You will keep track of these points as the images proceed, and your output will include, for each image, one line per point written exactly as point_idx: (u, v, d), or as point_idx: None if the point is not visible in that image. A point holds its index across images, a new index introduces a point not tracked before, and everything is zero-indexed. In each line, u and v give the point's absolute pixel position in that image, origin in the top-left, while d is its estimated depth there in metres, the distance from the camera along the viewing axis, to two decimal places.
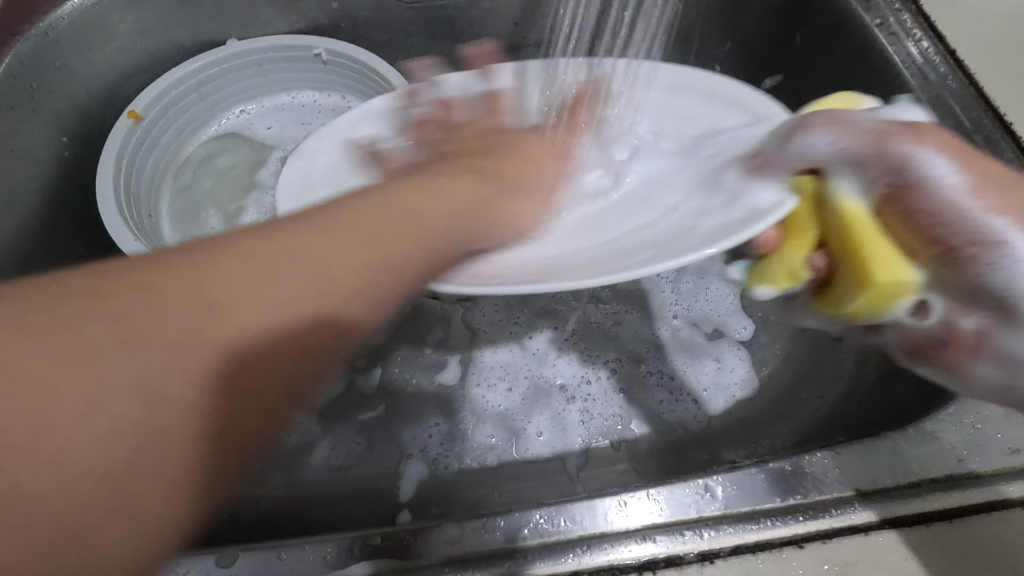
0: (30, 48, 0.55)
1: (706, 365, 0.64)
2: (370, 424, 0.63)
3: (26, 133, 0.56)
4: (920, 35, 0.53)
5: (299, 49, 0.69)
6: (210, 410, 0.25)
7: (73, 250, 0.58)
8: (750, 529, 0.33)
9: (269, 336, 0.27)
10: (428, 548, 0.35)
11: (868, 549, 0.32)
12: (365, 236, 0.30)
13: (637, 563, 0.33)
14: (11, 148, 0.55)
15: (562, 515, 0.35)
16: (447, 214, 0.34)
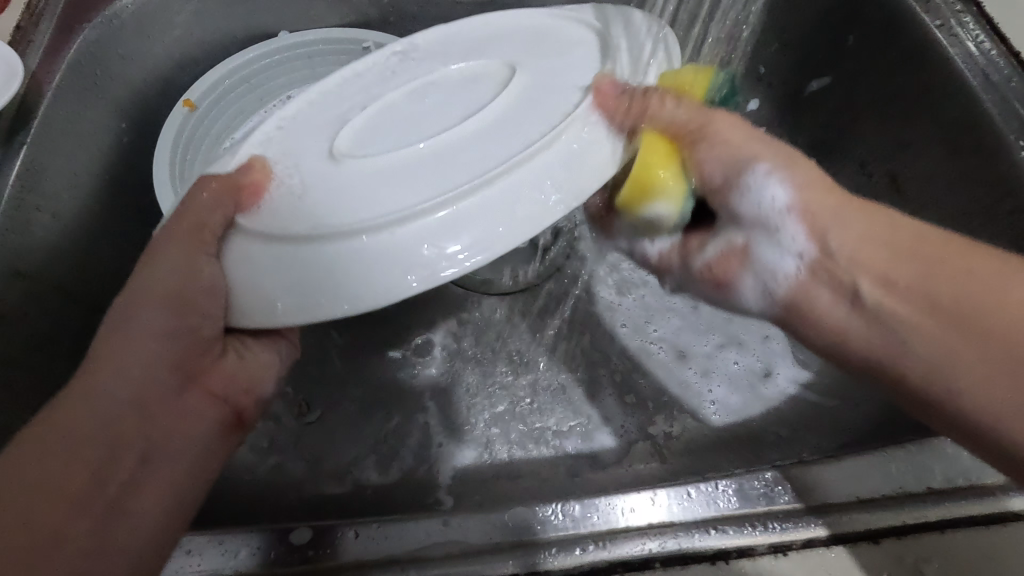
0: (96, 35, 0.56)
1: (753, 366, 0.64)
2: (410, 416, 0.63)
3: (90, 118, 0.57)
4: (982, 36, 0.53)
5: (348, 42, 0.70)
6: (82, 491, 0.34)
7: (129, 233, 0.59)
8: (823, 523, 0.33)
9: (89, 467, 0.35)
10: (493, 530, 0.35)
11: (943, 546, 0.32)
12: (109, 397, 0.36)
13: (712, 552, 0.32)
14: (75, 133, 0.55)
15: (630, 504, 0.35)
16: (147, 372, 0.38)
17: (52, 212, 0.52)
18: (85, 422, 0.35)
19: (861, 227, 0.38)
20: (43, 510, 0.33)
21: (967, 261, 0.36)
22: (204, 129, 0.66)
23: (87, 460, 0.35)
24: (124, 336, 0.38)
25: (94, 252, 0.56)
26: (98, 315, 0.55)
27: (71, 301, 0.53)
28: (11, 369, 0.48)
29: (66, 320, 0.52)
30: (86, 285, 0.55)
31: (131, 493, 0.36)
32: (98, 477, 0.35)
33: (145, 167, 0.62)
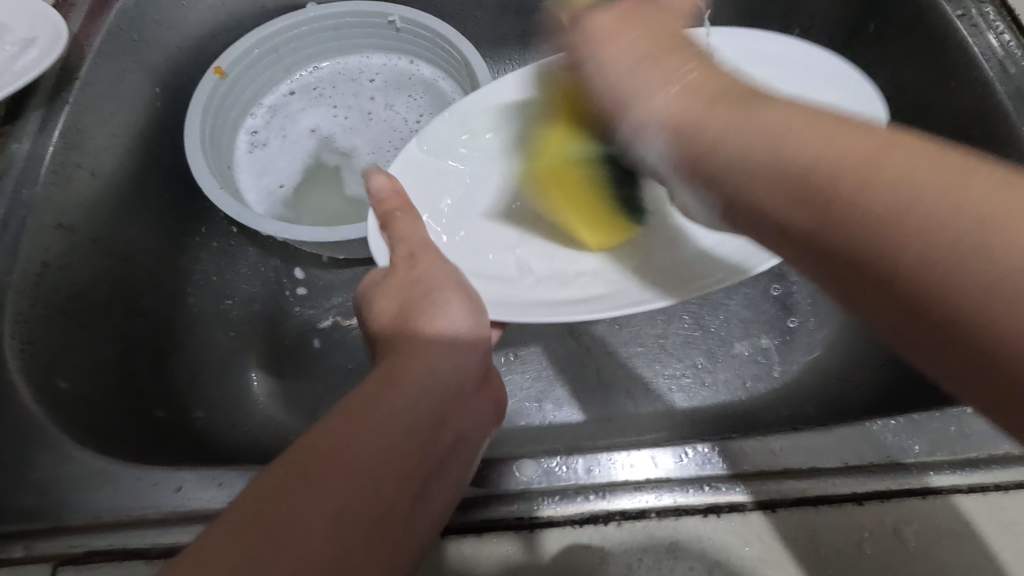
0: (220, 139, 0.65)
1: (757, 348, 0.65)
2: None
3: (27, 54, 0.49)
4: (1002, 27, 0.51)
5: (375, 15, 0.70)
6: (340, 518, 0.28)
7: (159, 194, 0.62)
8: (811, 485, 0.35)
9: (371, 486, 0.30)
10: (501, 476, 0.37)
11: (923, 511, 0.34)
12: (354, 450, 0.31)
13: (703, 507, 0.35)
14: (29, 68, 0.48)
15: (602, 459, 0.37)
16: (390, 389, 0.34)
17: (92, 169, 0.54)
18: (375, 449, 0.31)
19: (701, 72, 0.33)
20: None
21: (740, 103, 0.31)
22: (233, 97, 0.67)
23: (410, 441, 0.33)
24: (409, 382, 0.35)
25: (129, 212, 0.58)
26: (130, 271, 0.57)
27: (107, 256, 0.55)
28: (66, 319, 0.49)
29: (102, 274, 0.54)
30: (121, 241, 0.57)
31: (427, 498, 0.33)
32: (412, 482, 0.32)
33: (175, 131, 0.64)
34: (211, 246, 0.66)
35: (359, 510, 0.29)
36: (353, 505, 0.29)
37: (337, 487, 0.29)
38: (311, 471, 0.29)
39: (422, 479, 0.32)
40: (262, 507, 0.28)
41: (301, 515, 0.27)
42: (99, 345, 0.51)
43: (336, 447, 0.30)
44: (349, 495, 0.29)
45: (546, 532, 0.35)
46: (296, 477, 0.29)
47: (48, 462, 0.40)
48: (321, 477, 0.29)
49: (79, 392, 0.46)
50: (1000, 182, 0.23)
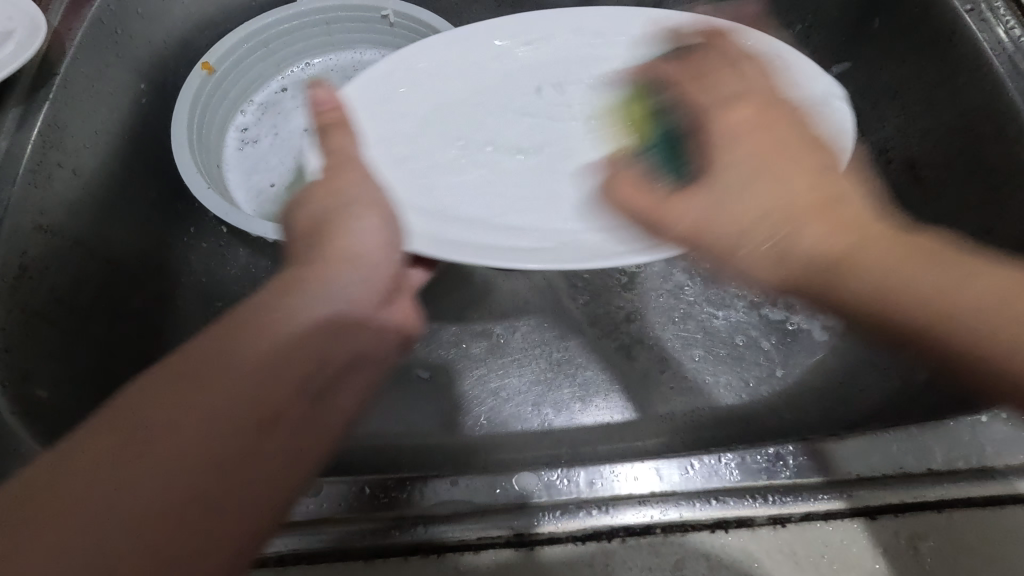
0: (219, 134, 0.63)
1: (760, 350, 0.64)
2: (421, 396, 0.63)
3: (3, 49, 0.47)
4: (1012, 21, 0.49)
5: (367, 9, 0.68)
6: (172, 482, 0.27)
7: (145, 194, 0.60)
8: (821, 499, 0.34)
9: (195, 444, 0.28)
10: (500, 489, 0.36)
11: (937, 525, 0.33)
12: (199, 402, 0.28)
13: (709, 522, 0.34)
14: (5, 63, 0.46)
15: (604, 471, 0.36)
16: (260, 332, 0.32)
17: (74, 169, 0.52)
18: (230, 390, 0.29)
19: (753, 113, 0.36)
20: (230, 519, 0.28)
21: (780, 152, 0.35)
22: (221, 93, 0.65)
23: (289, 387, 0.31)
24: (281, 315, 0.33)
25: (113, 213, 0.56)
26: (114, 274, 0.55)
27: (89, 258, 0.53)
28: (45, 325, 0.47)
29: (83, 278, 0.52)
30: (105, 243, 0.55)
31: (323, 403, 0.33)
32: (303, 397, 0.32)
33: (161, 129, 0.62)
34: (199, 247, 0.64)
35: (194, 471, 0.27)
36: (196, 468, 0.27)
37: (166, 445, 0.27)
38: (126, 432, 0.27)
39: (315, 391, 0.33)
40: (91, 463, 0.26)
41: (132, 476, 0.26)
42: (80, 352, 0.49)
43: (169, 405, 0.28)
44: (183, 454, 0.27)
45: (546, 550, 0.34)
46: (125, 441, 0.27)
47: None
48: (153, 444, 0.27)
49: (59, 402, 0.45)
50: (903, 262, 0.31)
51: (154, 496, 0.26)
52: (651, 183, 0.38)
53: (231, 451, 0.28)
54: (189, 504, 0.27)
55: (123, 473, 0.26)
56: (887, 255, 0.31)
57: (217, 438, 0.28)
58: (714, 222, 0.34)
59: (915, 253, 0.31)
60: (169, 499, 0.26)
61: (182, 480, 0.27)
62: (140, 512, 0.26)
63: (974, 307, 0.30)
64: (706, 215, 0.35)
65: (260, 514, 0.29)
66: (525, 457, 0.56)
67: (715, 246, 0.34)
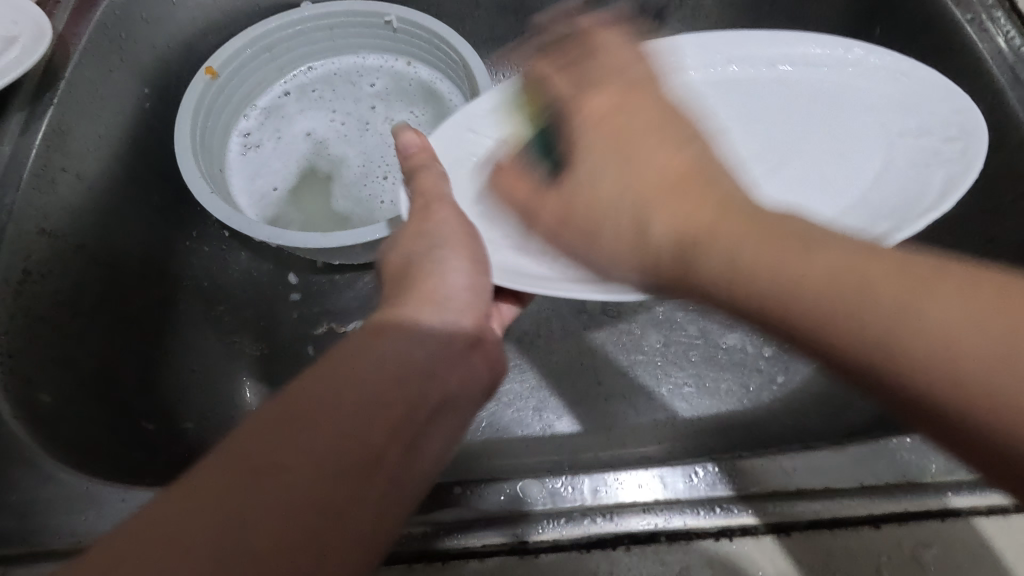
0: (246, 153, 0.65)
1: (763, 356, 0.64)
2: None
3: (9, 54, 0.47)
4: (1012, 31, 0.50)
5: (370, 15, 0.68)
6: (291, 504, 0.26)
7: (148, 198, 0.60)
8: (826, 507, 0.34)
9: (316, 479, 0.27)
10: (505, 496, 0.36)
11: (940, 533, 0.33)
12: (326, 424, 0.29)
13: (714, 530, 0.34)
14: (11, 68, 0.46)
15: (609, 478, 0.36)
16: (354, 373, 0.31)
17: (77, 173, 0.52)
18: (334, 442, 0.28)
19: (616, 98, 0.36)
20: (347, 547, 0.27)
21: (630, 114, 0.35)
22: (225, 97, 0.65)
23: (381, 428, 0.30)
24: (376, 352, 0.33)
25: (116, 217, 0.56)
26: (117, 277, 0.55)
27: (92, 263, 0.53)
28: (48, 329, 0.47)
29: (86, 281, 0.52)
30: (108, 247, 0.55)
31: (418, 450, 0.32)
32: (399, 439, 0.31)
33: (165, 133, 0.62)
34: (201, 251, 0.64)
35: (320, 496, 0.27)
36: (317, 505, 0.27)
37: (279, 477, 0.27)
38: (247, 472, 0.27)
39: (412, 435, 0.31)
40: (200, 502, 0.25)
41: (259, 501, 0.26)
42: (83, 356, 0.49)
43: (265, 442, 0.28)
44: (297, 477, 0.27)
45: (551, 558, 0.34)
46: (261, 467, 0.27)
47: (27, 484, 0.38)
48: (275, 473, 0.27)
49: (63, 406, 0.45)
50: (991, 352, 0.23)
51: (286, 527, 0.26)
52: (527, 175, 0.41)
53: (353, 482, 0.28)
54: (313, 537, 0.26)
55: (264, 506, 0.26)
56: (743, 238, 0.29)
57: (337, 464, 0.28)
58: (591, 199, 0.35)
59: (958, 289, 0.24)
60: (296, 537, 0.26)
61: (300, 502, 0.26)
62: (274, 539, 0.25)
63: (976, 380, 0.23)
64: (599, 196, 0.35)
65: (376, 550, 0.28)
66: (528, 462, 0.57)
67: (584, 232, 0.36)
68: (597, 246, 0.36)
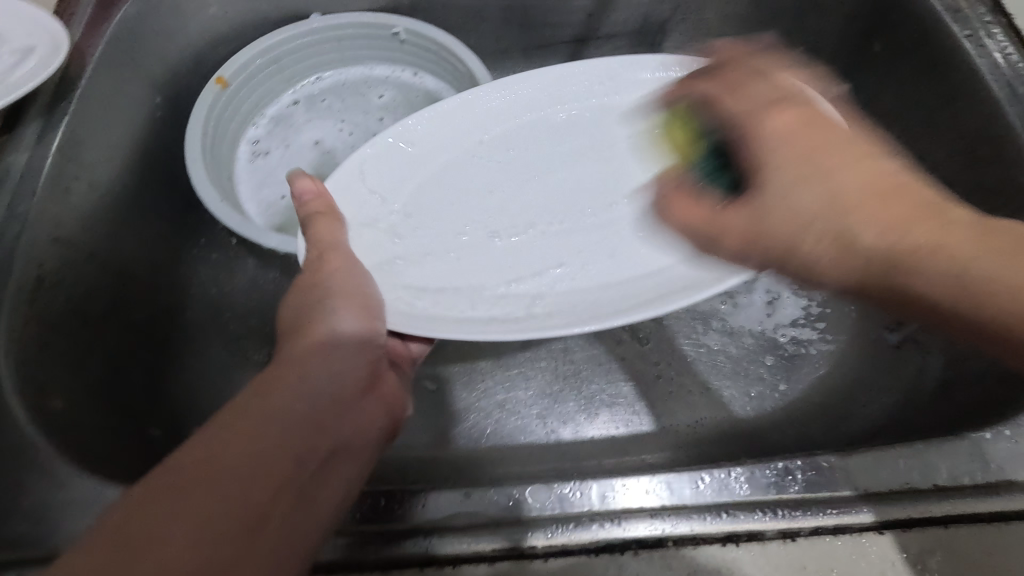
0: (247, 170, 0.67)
1: (766, 364, 0.64)
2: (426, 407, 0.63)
3: (25, 64, 0.48)
4: (1009, 47, 0.51)
5: (378, 27, 0.69)
6: (219, 507, 0.30)
7: (157, 206, 0.60)
8: (830, 513, 0.35)
9: (237, 506, 0.30)
10: (513, 501, 0.36)
11: (944, 540, 0.34)
12: (246, 426, 0.34)
13: (718, 535, 0.34)
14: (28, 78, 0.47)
15: (615, 484, 0.36)
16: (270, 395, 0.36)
17: (90, 181, 0.53)
18: (249, 469, 0.32)
19: (797, 116, 0.35)
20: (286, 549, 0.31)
21: (835, 154, 0.33)
22: (234, 106, 0.66)
23: (266, 484, 0.32)
24: (311, 371, 0.38)
25: (126, 225, 0.57)
26: (127, 284, 0.56)
27: (103, 269, 0.53)
28: (60, 335, 0.47)
29: (97, 288, 0.52)
30: (118, 254, 0.55)
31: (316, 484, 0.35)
32: (287, 492, 0.33)
33: (175, 141, 0.63)
34: (209, 258, 0.65)
35: (241, 509, 0.31)
36: (231, 507, 0.30)
37: (226, 471, 0.31)
38: (201, 474, 0.31)
39: (297, 486, 0.34)
40: (164, 499, 0.30)
41: (199, 491, 0.30)
42: (93, 362, 0.49)
43: (232, 450, 0.32)
44: (247, 482, 0.32)
45: (558, 563, 0.34)
46: (201, 467, 0.31)
47: (41, 487, 0.38)
48: (221, 473, 0.31)
49: (73, 411, 0.45)
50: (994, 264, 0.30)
51: (203, 518, 0.29)
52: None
53: (245, 509, 0.31)
54: (234, 542, 0.30)
55: (181, 505, 0.30)
56: (964, 234, 0.31)
57: (247, 496, 0.31)
58: (780, 220, 0.34)
59: (908, 209, 0.32)
60: (209, 539, 0.29)
61: (206, 505, 0.30)
62: (214, 532, 0.29)
63: (996, 285, 0.30)
64: (796, 220, 0.34)
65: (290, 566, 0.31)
66: (531, 469, 0.57)
67: (779, 250, 0.35)
68: (746, 253, 0.37)
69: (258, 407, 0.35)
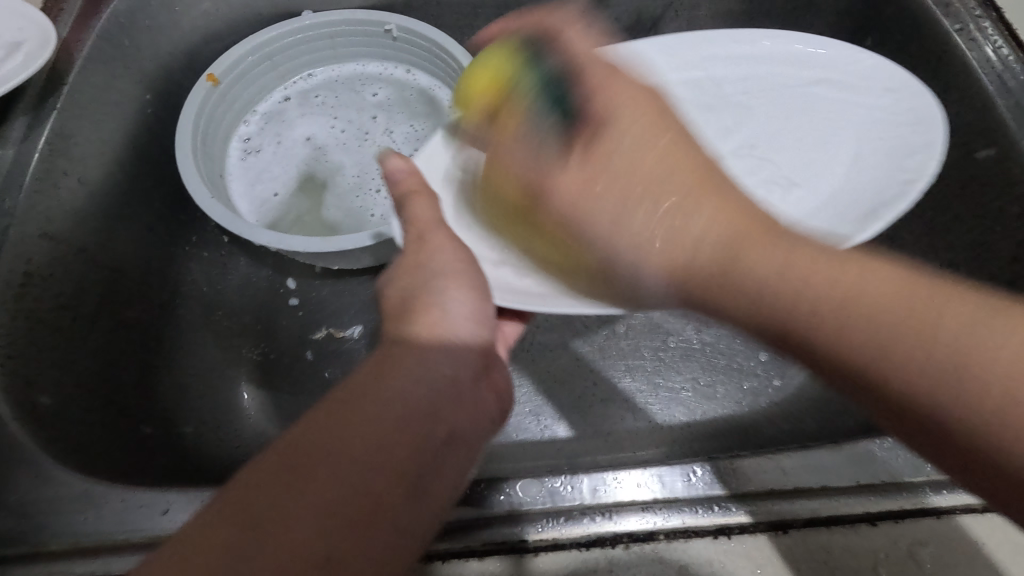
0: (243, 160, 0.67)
1: (762, 358, 0.64)
2: None
3: (14, 60, 0.48)
4: (1001, 41, 0.51)
5: (371, 24, 0.69)
6: (342, 500, 0.28)
7: (148, 203, 0.60)
8: (823, 505, 0.34)
9: (365, 473, 0.29)
10: (505, 495, 0.36)
11: (936, 531, 0.34)
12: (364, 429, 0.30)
13: (710, 527, 0.34)
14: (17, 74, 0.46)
15: (608, 477, 0.36)
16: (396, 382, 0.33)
17: (79, 177, 0.53)
18: (361, 464, 0.29)
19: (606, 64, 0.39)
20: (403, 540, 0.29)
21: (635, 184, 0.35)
22: (226, 103, 0.65)
23: (403, 445, 0.31)
24: (419, 361, 0.35)
25: (117, 221, 0.56)
26: (117, 281, 0.55)
27: (93, 267, 0.53)
28: (49, 332, 0.47)
29: (87, 284, 0.52)
30: (108, 252, 0.55)
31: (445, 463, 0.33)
32: (414, 469, 0.31)
33: (166, 138, 0.62)
34: (201, 256, 0.64)
35: (357, 496, 0.28)
36: (345, 502, 0.28)
37: (345, 468, 0.29)
38: (299, 471, 0.28)
39: (414, 475, 0.31)
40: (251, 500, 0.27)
41: (306, 497, 0.27)
42: (83, 359, 0.49)
43: (373, 439, 0.30)
44: (369, 468, 0.29)
45: (550, 556, 0.34)
46: (293, 468, 0.28)
47: (27, 484, 0.38)
48: (332, 460, 0.29)
49: (62, 409, 0.45)
50: (990, 306, 0.28)
51: (308, 513, 0.27)
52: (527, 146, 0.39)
53: (382, 489, 0.29)
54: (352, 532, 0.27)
55: (325, 496, 0.27)
56: (766, 254, 0.32)
57: (387, 462, 0.30)
58: (551, 190, 0.38)
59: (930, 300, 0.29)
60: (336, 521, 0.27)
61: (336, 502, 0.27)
62: (325, 527, 0.27)
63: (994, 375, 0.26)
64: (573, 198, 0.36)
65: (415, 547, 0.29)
66: (525, 466, 0.57)
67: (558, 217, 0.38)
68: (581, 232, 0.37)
69: (386, 387, 0.33)
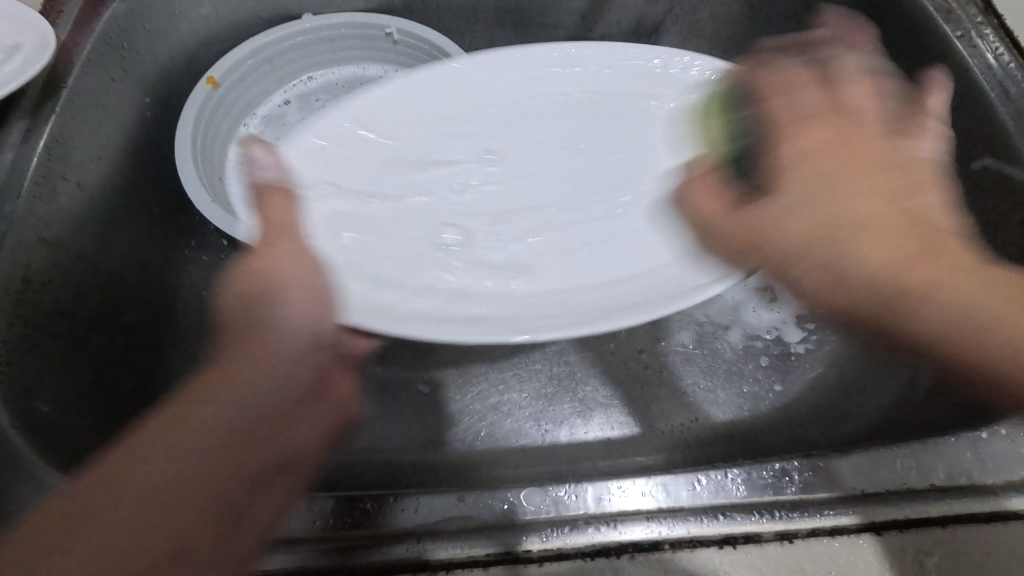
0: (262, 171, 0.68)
1: (762, 362, 0.65)
2: (420, 409, 0.63)
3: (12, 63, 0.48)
4: (1000, 48, 0.51)
5: (371, 27, 0.68)
6: (159, 529, 0.35)
7: (147, 207, 0.60)
8: (828, 514, 0.34)
9: (184, 480, 0.37)
10: (508, 504, 0.36)
11: (941, 539, 0.34)
12: (167, 457, 0.37)
13: (714, 537, 0.34)
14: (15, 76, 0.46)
15: (612, 486, 0.36)
16: (206, 406, 0.40)
17: (78, 181, 0.52)
18: (191, 467, 0.37)
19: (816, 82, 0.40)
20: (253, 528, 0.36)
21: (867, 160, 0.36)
22: (225, 107, 0.65)
23: (234, 458, 0.38)
24: (241, 372, 0.42)
25: (115, 225, 0.56)
26: (116, 286, 0.55)
27: (92, 271, 0.53)
28: (47, 338, 0.47)
29: (86, 290, 0.52)
30: (107, 256, 0.54)
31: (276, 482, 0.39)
32: (225, 512, 0.36)
33: (165, 141, 0.62)
34: (200, 261, 0.63)
35: (183, 507, 0.36)
36: (159, 515, 0.35)
37: (140, 489, 0.36)
38: (123, 482, 0.36)
39: (226, 513, 0.36)
40: (81, 515, 0.35)
41: (126, 497, 0.36)
42: (82, 365, 0.48)
43: (192, 449, 0.38)
44: (197, 471, 0.37)
45: (555, 566, 0.34)
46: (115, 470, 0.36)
47: (25, 493, 0.37)
48: (149, 468, 0.37)
49: (60, 416, 0.44)
50: (983, 272, 0.35)
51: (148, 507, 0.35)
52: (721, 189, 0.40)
53: (221, 489, 0.37)
54: (183, 530, 0.35)
55: (129, 513, 0.35)
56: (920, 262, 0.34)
57: (189, 478, 0.37)
58: (777, 227, 0.36)
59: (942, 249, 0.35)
60: (154, 528, 0.35)
61: (157, 491, 0.36)
62: (162, 522, 0.35)
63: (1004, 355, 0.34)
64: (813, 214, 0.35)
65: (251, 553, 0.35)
66: (527, 472, 0.56)
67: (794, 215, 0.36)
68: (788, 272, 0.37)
69: (188, 422, 0.39)
